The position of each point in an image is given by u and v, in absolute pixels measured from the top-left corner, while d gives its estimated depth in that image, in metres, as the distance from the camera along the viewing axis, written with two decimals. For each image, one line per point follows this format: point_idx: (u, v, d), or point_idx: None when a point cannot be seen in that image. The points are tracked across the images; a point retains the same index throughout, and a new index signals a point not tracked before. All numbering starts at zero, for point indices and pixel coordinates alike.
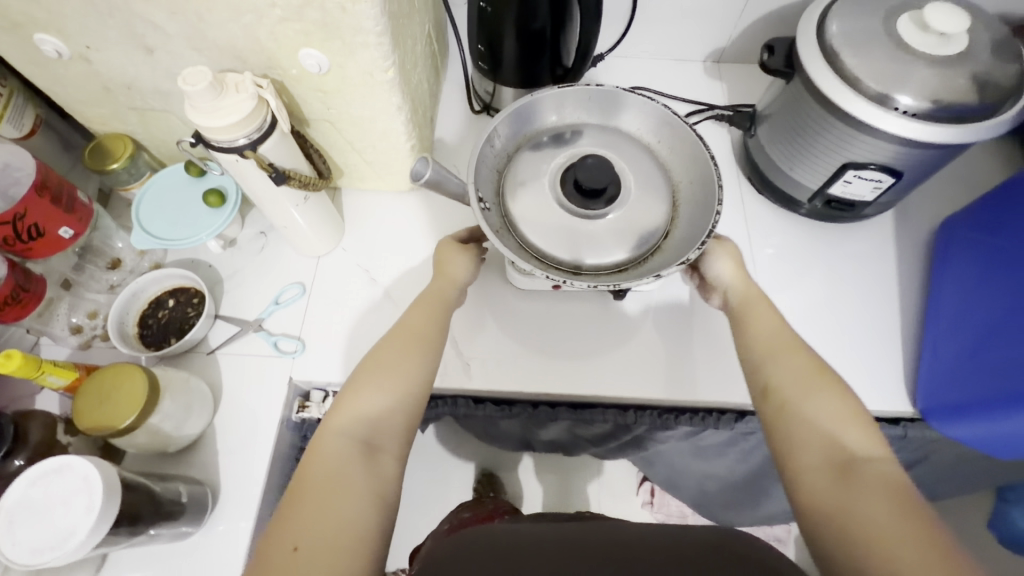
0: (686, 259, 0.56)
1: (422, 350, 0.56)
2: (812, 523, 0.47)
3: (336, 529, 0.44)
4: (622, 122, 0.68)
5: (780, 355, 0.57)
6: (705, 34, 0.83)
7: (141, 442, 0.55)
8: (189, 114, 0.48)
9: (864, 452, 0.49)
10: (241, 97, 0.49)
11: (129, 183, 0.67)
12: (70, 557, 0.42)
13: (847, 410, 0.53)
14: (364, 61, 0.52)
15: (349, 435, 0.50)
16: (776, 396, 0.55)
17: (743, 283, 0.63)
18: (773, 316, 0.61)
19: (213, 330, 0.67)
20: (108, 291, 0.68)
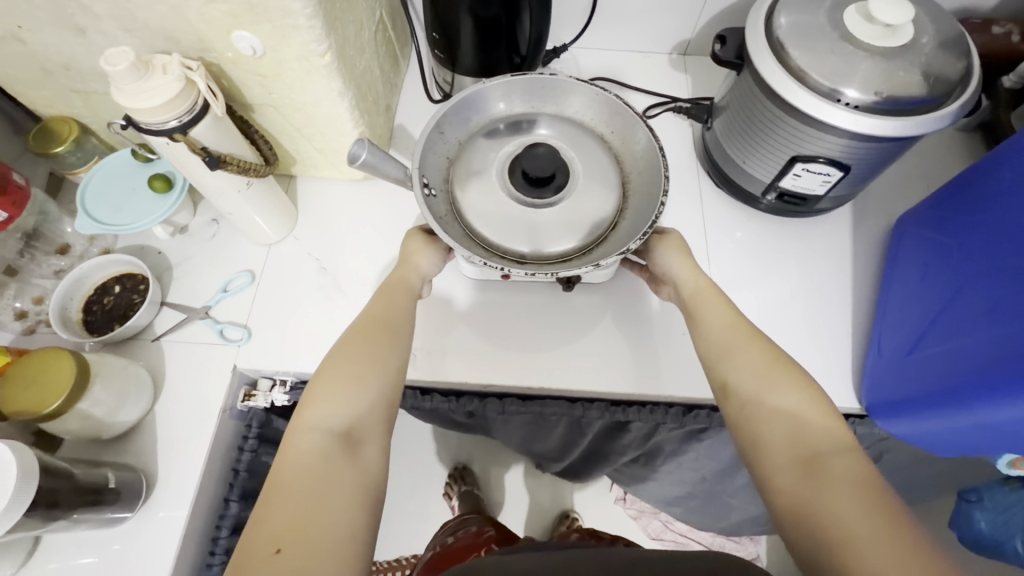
0: (628, 248, 0.56)
1: (382, 339, 0.55)
2: (788, 526, 0.46)
3: (315, 526, 0.42)
4: (575, 112, 0.67)
5: (735, 347, 0.56)
6: (670, 25, 0.82)
7: (73, 428, 0.55)
8: (115, 96, 0.47)
9: (826, 444, 0.49)
10: (162, 78, 0.48)
11: (76, 166, 0.67)
12: None
13: (806, 402, 0.52)
14: (298, 45, 0.51)
15: (326, 428, 0.48)
16: (737, 392, 0.54)
17: (690, 275, 0.62)
18: (727, 307, 0.60)
19: (159, 317, 0.66)
20: (55, 276, 0.67)
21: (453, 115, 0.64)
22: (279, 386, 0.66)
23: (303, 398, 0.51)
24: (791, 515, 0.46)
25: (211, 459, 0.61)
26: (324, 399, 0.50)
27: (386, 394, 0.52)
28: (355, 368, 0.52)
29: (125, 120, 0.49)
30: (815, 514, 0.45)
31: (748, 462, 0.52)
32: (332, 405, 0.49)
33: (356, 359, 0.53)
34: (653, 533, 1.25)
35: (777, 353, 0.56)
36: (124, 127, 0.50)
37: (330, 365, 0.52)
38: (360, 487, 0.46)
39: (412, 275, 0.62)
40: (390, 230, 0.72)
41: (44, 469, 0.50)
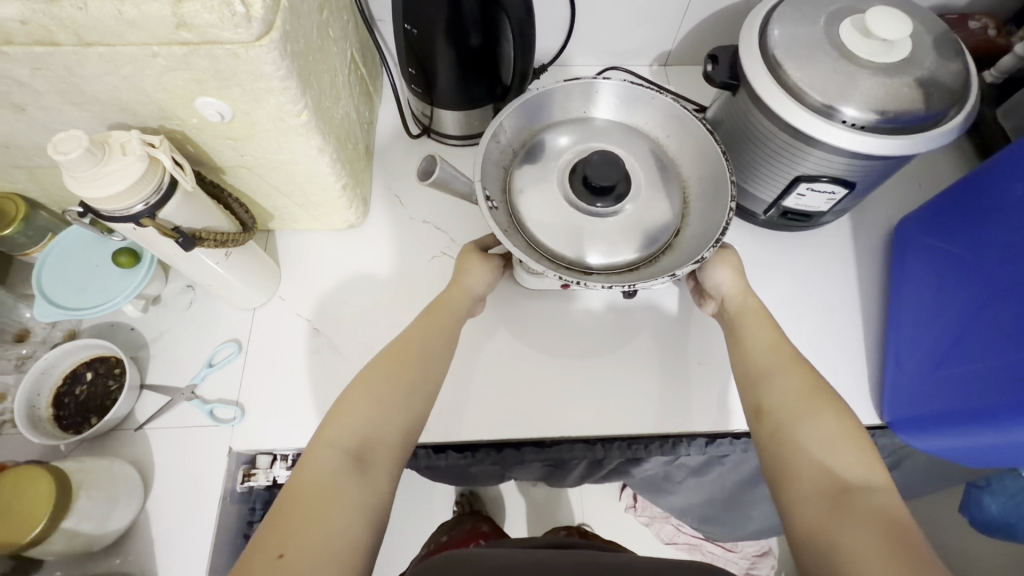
0: (701, 257, 0.54)
1: (407, 362, 0.53)
2: (804, 551, 0.45)
3: (316, 538, 0.41)
4: (629, 117, 0.65)
5: (775, 370, 0.54)
6: (650, 38, 0.80)
7: (58, 548, 0.49)
8: (70, 185, 0.42)
9: (856, 477, 0.46)
10: (121, 160, 0.43)
11: (28, 247, 0.61)
12: None
13: (842, 427, 0.49)
14: (272, 107, 0.47)
15: (344, 445, 0.47)
16: (770, 416, 0.52)
17: (736, 293, 0.61)
18: (769, 327, 0.58)
19: (140, 401, 0.61)
20: (18, 367, 0.62)
21: (507, 121, 0.62)
22: (280, 461, 0.60)
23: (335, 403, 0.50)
24: (804, 546, 0.45)
25: (215, 553, 0.56)
26: (348, 413, 0.48)
27: (410, 423, 0.50)
28: (382, 390, 0.50)
29: (82, 207, 0.44)
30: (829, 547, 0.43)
31: (771, 486, 0.50)
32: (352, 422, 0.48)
33: (384, 379, 0.51)
34: (666, 538, 1.23)
35: (817, 380, 0.54)
36: (83, 214, 0.46)
37: (368, 376, 0.51)
38: (365, 506, 0.44)
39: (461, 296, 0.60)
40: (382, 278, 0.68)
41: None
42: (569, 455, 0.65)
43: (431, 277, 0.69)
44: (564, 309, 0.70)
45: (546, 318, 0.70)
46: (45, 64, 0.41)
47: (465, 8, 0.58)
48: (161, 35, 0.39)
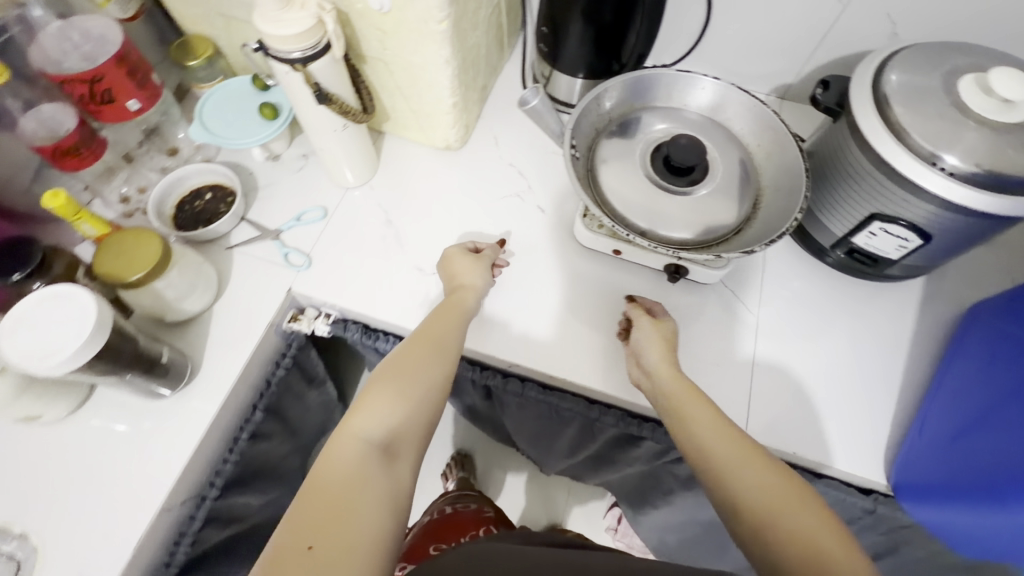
0: (751, 249, 0.58)
1: (432, 359, 0.56)
2: None
3: (354, 531, 0.43)
4: (727, 119, 0.68)
5: (733, 455, 0.47)
6: (773, 67, 0.83)
7: (145, 304, 0.60)
8: (256, 20, 0.53)
9: (844, 568, 0.39)
10: (298, 14, 0.53)
11: (202, 82, 0.74)
12: (51, 372, 0.47)
13: (802, 505, 0.43)
14: (421, 9, 0.56)
15: (372, 437, 0.49)
16: (743, 502, 0.44)
17: (666, 367, 0.56)
18: (713, 406, 0.52)
19: (237, 229, 0.72)
20: (160, 172, 0.76)
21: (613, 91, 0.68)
22: (324, 317, 0.70)
23: (356, 397, 0.53)
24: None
25: (249, 365, 0.65)
26: (373, 405, 0.51)
27: (428, 419, 0.54)
28: (405, 387, 0.53)
29: (258, 44, 0.55)
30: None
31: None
32: (378, 416, 0.51)
33: (406, 375, 0.54)
34: None
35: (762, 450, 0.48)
36: (255, 49, 0.56)
37: (385, 376, 0.54)
38: (390, 497, 0.47)
39: (472, 296, 0.63)
40: (458, 199, 0.76)
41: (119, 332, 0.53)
42: (567, 407, 0.68)
43: (500, 211, 0.75)
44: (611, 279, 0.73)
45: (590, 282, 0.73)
46: None
47: None
48: None
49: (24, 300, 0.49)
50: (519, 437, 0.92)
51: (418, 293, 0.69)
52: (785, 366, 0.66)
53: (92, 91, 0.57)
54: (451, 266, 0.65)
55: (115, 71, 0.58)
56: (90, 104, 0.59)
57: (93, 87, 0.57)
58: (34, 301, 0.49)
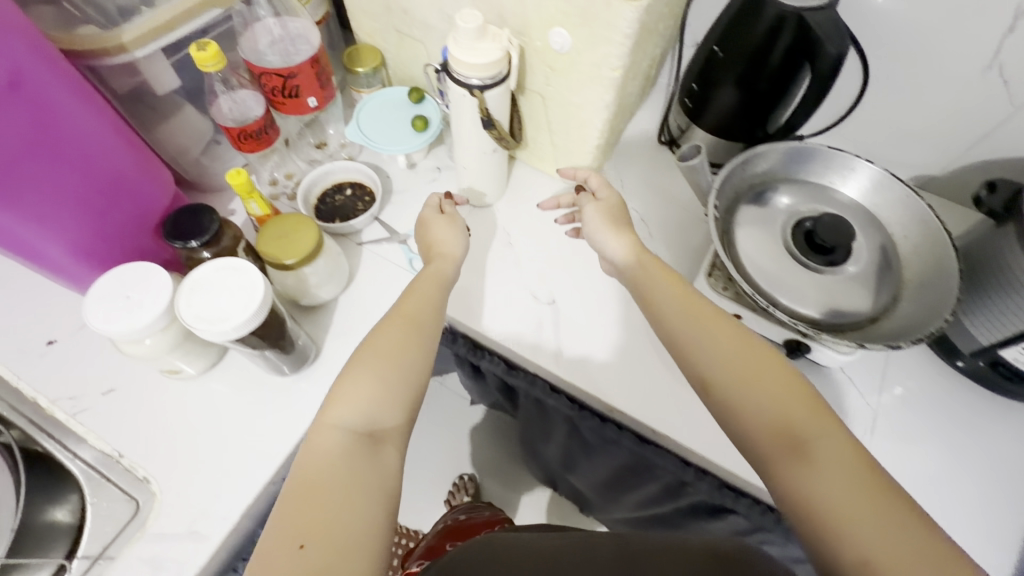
0: (896, 343, 0.55)
1: (402, 338, 0.57)
2: (793, 512, 0.46)
3: (347, 508, 0.46)
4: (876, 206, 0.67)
5: (710, 342, 0.55)
6: (919, 156, 0.80)
7: (287, 283, 0.63)
8: (450, 46, 0.56)
9: (812, 428, 0.48)
10: (487, 47, 0.56)
11: (362, 87, 0.79)
12: (217, 337, 0.50)
13: (772, 375, 0.52)
14: (599, 56, 0.58)
15: (350, 425, 0.51)
16: (716, 382, 0.53)
17: (630, 251, 0.64)
18: (677, 286, 0.61)
19: (369, 227, 0.76)
20: (308, 162, 0.81)
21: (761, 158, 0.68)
22: None
23: (334, 384, 0.54)
24: (794, 511, 0.46)
25: None
26: (352, 393, 0.53)
27: (409, 398, 0.55)
28: (378, 373, 0.54)
29: (443, 65, 0.60)
30: (814, 507, 0.45)
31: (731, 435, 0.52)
32: (357, 404, 0.52)
33: (383, 360, 0.55)
34: None
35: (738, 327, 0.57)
36: (438, 70, 0.61)
37: (356, 366, 0.55)
38: (381, 479, 0.49)
39: (446, 263, 0.67)
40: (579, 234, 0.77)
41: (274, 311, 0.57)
42: (659, 462, 0.67)
43: None
44: None
45: None
46: None
47: (772, 56, 0.65)
48: None
49: (200, 266, 0.53)
50: (584, 478, 0.91)
51: (531, 320, 0.70)
52: (899, 469, 0.63)
53: (284, 84, 0.62)
54: (429, 238, 0.68)
55: (308, 71, 0.63)
56: (278, 97, 0.64)
57: (286, 81, 0.62)
58: (209, 269, 0.53)
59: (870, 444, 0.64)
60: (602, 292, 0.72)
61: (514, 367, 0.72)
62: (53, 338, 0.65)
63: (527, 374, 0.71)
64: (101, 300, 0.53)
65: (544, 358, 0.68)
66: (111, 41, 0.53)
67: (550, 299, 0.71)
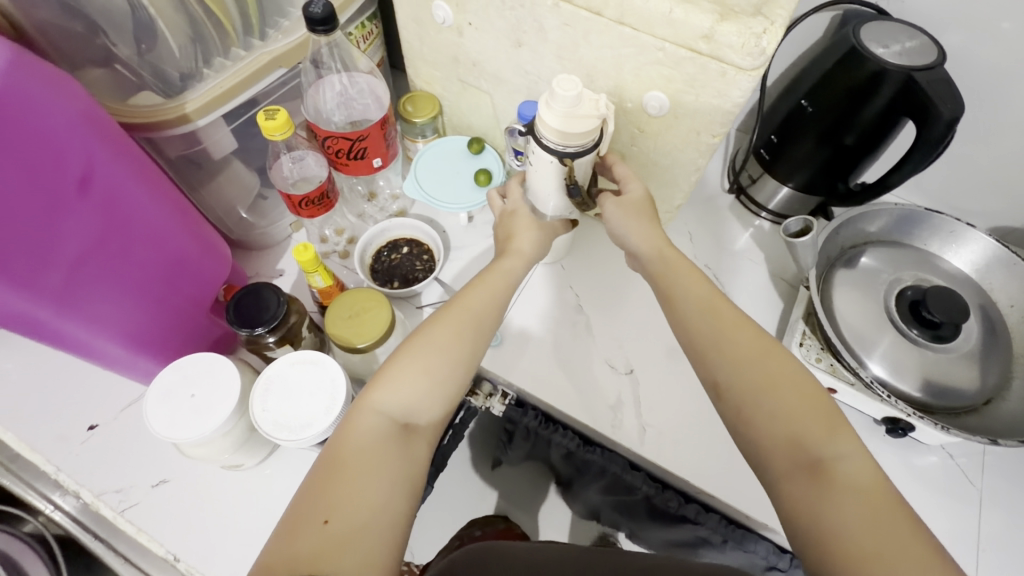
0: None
1: (456, 329, 0.50)
2: (804, 540, 0.40)
3: (364, 501, 0.41)
4: (982, 275, 0.63)
5: (737, 344, 0.48)
6: (1001, 210, 0.77)
7: (354, 363, 0.58)
8: (540, 111, 0.51)
9: (829, 447, 0.42)
10: (585, 116, 0.50)
11: (417, 137, 0.74)
12: (300, 445, 0.45)
13: (789, 384, 0.45)
14: (700, 122, 0.54)
15: (392, 411, 0.46)
16: (732, 385, 0.47)
17: (650, 239, 0.55)
18: (698, 279, 0.53)
19: (428, 289, 0.71)
20: (358, 216, 0.76)
21: (864, 222, 0.66)
22: (499, 396, 0.69)
23: (381, 365, 0.49)
24: (799, 532, 0.41)
25: None
26: (396, 377, 0.47)
27: (453, 394, 0.49)
28: (432, 359, 0.48)
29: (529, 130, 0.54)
30: (822, 534, 0.39)
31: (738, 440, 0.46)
32: (400, 390, 0.47)
33: (435, 347, 0.49)
34: None
35: (766, 337, 0.49)
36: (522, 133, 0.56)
37: (412, 348, 0.49)
38: (404, 477, 0.44)
39: (520, 264, 0.59)
40: (650, 293, 0.72)
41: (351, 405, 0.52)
42: (751, 548, 0.62)
43: None
44: None
45: None
46: (575, 23, 0.52)
47: (867, 110, 0.61)
48: (681, 38, 0.48)
49: (273, 361, 0.49)
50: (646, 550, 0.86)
51: (610, 393, 0.66)
52: (1013, 558, 0.59)
53: (351, 147, 0.58)
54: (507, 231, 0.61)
55: (377, 133, 0.59)
56: (342, 159, 0.59)
57: (353, 144, 0.58)
58: (284, 364, 0.48)
59: (981, 529, 0.60)
60: (680, 359, 0.68)
61: (590, 442, 0.68)
62: (95, 423, 0.59)
63: (606, 450, 0.67)
64: (162, 399, 0.48)
65: (626, 436, 0.63)
66: (172, 111, 0.50)
67: (628, 368, 0.67)
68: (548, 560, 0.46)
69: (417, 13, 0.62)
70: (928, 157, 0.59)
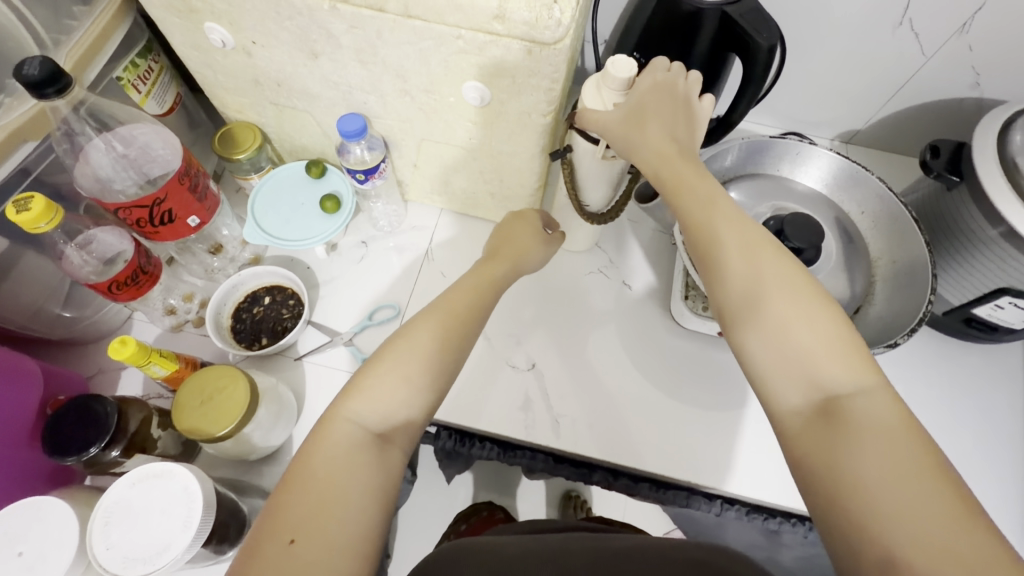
0: (892, 342, 0.53)
1: (434, 331, 0.46)
2: (808, 477, 0.36)
3: (333, 514, 0.37)
4: (831, 188, 0.66)
5: (766, 272, 0.41)
6: (842, 116, 0.80)
7: (226, 448, 0.52)
8: (596, 74, 0.51)
9: (844, 382, 0.37)
10: (598, 97, 0.50)
11: (249, 174, 0.67)
12: (162, 573, 0.40)
13: (807, 313, 0.39)
14: (527, 103, 0.50)
15: (367, 424, 0.41)
16: (748, 312, 0.41)
17: (653, 154, 0.46)
18: (718, 201, 0.45)
19: (304, 336, 0.65)
20: (205, 275, 0.67)
21: (715, 161, 0.66)
22: None
23: (358, 370, 0.44)
24: (809, 478, 0.36)
25: None
26: (372, 386, 0.43)
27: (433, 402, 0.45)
28: (414, 367, 0.44)
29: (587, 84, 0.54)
30: (832, 471, 0.35)
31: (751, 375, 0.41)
32: (378, 398, 0.42)
33: (420, 346, 0.44)
34: None
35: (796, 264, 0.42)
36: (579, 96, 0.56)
37: (389, 349, 0.45)
38: (377, 492, 0.39)
39: (509, 269, 0.54)
40: (538, 278, 0.70)
41: (221, 501, 0.47)
42: (682, 502, 0.64)
43: (588, 290, 0.70)
44: (718, 355, 0.67)
45: (683, 359, 0.67)
46: (362, 24, 0.46)
47: (696, 50, 0.60)
48: (474, 22, 0.43)
49: (111, 487, 0.42)
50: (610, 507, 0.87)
51: (516, 393, 0.64)
52: None
53: (152, 214, 0.50)
54: (506, 229, 0.59)
55: (178, 190, 0.51)
56: (148, 228, 0.51)
57: (154, 209, 0.50)
58: (123, 487, 0.42)
59: None
60: (577, 335, 0.67)
61: (512, 448, 0.65)
62: None
63: (526, 451, 0.64)
64: None
65: (541, 433, 0.62)
66: None
67: (529, 363, 0.65)
68: (532, 551, 0.41)
69: (192, 40, 0.53)
70: (760, 87, 0.59)
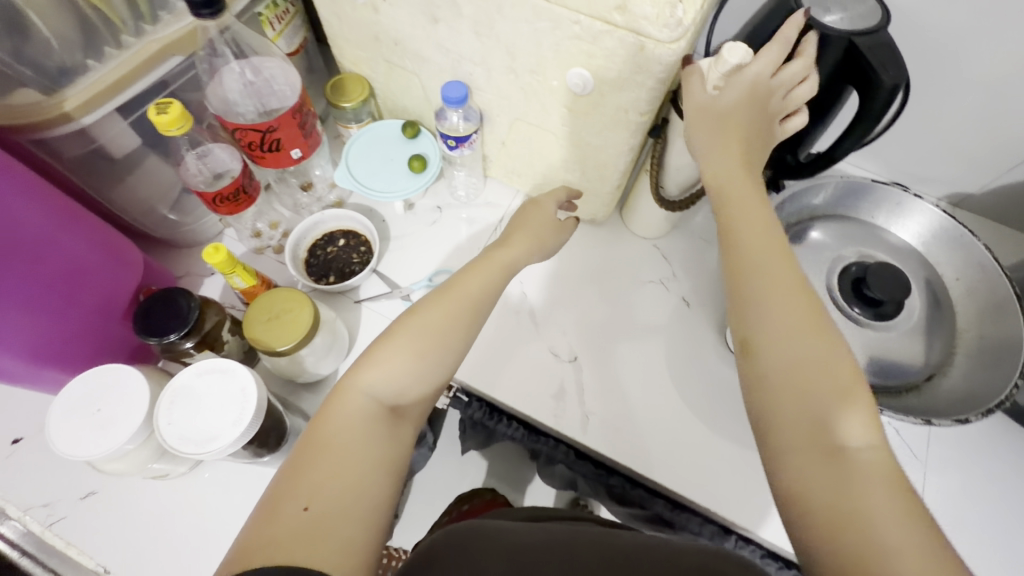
0: (963, 418, 0.49)
1: (447, 310, 0.48)
2: (802, 514, 0.36)
3: (351, 482, 0.38)
4: (928, 247, 0.62)
5: (791, 302, 0.42)
6: (957, 176, 0.75)
7: (281, 365, 0.56)
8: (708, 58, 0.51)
9: (852, 424, 0.37)
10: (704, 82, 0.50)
11: (349, 123, 0.71)
12: (210, 458, 0.44)
13: (823, 348, 0.40)
14: (626, 99, 0.51)
15: (379, 396, 0.43)
16: (769, 337, 0.41)
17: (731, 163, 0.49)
18: (763, 227, 0.46)
19: (367, 282, 0.68)
20: (293, 208, 0.72)
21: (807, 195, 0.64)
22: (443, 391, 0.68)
23: (370, 345, 0.46)
24: (803, 516, 0.36)
25: None
26: (388, 360, 0.44)
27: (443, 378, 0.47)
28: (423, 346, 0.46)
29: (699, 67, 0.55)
30: (829, 515, 0.34)
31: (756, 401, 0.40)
32: (393, 371, 0.44)
33: (434, 326, 0.46)
34: None
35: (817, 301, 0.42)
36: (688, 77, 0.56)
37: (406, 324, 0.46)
38: (391, 462, 0.41)
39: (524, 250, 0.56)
40: (596, 277, 0.71)
41: (268, 411, 0.51)
42: (694, 530, 0.62)
43: (644, 298, 0.70)
44: None
45: (727, 388, 0.65)
46: None
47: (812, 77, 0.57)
48: (595, 10, 0.44)
49: (181, 372, 0.47)
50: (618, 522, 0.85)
51: (552, 382, 0.64)
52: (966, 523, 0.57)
53: (263, 139, 0.54)
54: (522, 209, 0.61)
55: (289, 123, 0.55)
56: (256, 152, 0.56)
57: (265, 135, 0.54)
58: (191, 374, 0.46)
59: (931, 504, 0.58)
60: (624, 340, 0.67)
61: (535, 432, 0.67)
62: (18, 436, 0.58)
63: (550, 439, 0.66)
64: (69, 413, 0.46)
65: (568, 426, 0.62)
66: (52, 110, 0.47)
67: (572, 356, 0.66)
68: (541, 543, 0.41)
69: None
70: (874, 126, 0.55)
